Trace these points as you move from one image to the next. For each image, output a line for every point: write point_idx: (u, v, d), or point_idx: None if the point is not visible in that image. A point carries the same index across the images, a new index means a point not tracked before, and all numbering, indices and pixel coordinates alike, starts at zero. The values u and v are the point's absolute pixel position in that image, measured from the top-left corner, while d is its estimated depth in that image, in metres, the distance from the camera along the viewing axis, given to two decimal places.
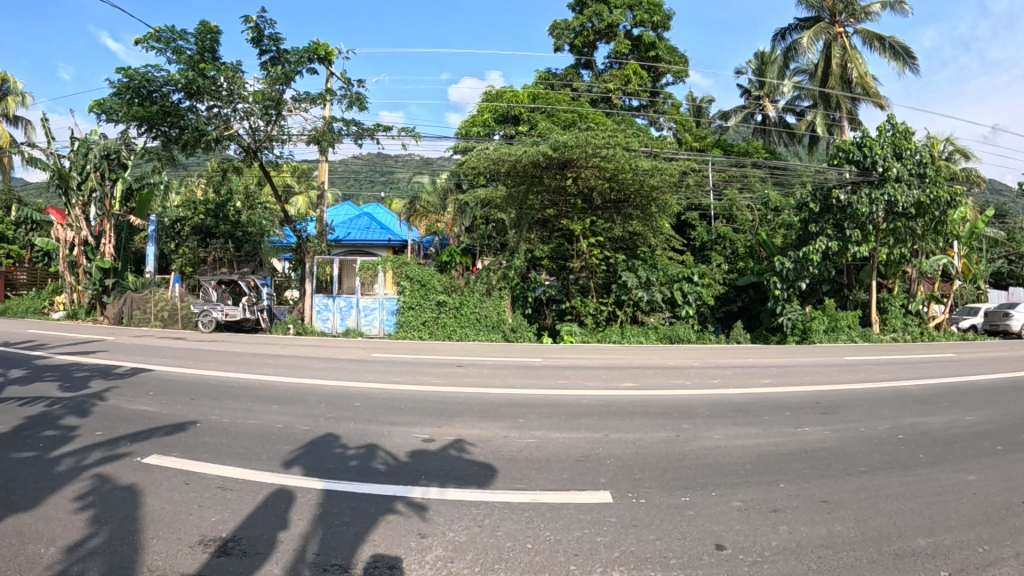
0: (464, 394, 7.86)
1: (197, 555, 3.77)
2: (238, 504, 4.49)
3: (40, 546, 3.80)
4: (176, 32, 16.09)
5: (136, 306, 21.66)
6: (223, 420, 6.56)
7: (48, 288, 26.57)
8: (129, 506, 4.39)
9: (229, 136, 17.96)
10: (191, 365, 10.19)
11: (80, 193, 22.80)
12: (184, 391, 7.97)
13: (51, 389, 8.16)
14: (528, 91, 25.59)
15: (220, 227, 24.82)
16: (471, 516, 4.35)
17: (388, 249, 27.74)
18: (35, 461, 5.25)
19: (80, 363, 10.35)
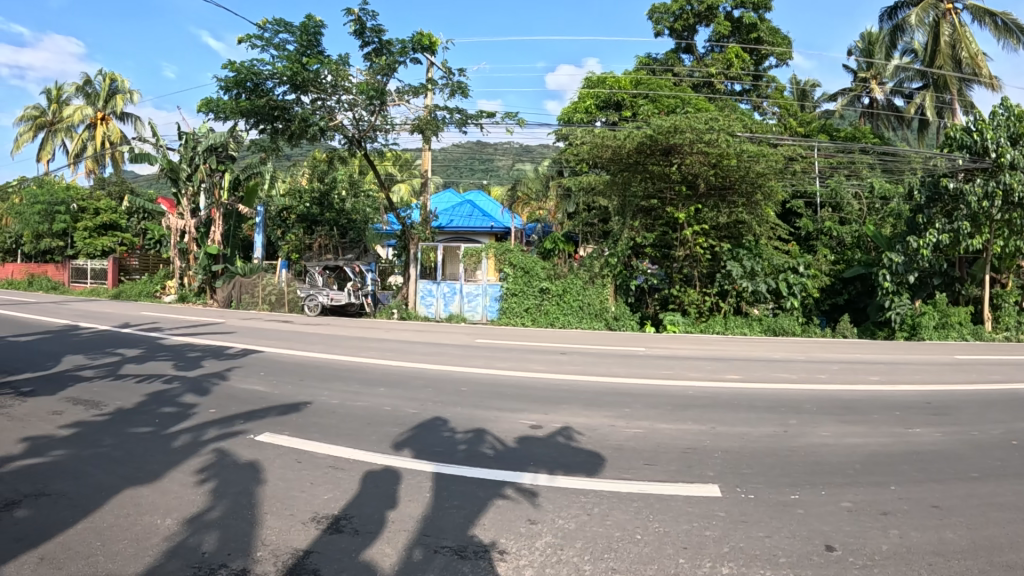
0: (564, 382, 7.85)
1: (310, 532, 3.91)
2: (349, 484, 4.62)
3: (159, 518, 4.01)
4: (278, 28, 16.63)
5: (245, 291, 22.61)
6: (332, 401, 6.78)
7: (161, 272, 28.04)
8: (243, 481, 4.59)
9: (334, 127, 18.45)
10: (298, 348, 10.58)
11: (189, 184, 23.98)
12: (293, 373, 8.27)
13: (167, 367, 8.63)
14: (629, 77, 25.31)
15: (325, 215, 25.61)
16: (580, 505, 4.34)
17: (490, 237, 27.95)
18: (154, 437, 5.55)
19: (193, 344, 10.92)
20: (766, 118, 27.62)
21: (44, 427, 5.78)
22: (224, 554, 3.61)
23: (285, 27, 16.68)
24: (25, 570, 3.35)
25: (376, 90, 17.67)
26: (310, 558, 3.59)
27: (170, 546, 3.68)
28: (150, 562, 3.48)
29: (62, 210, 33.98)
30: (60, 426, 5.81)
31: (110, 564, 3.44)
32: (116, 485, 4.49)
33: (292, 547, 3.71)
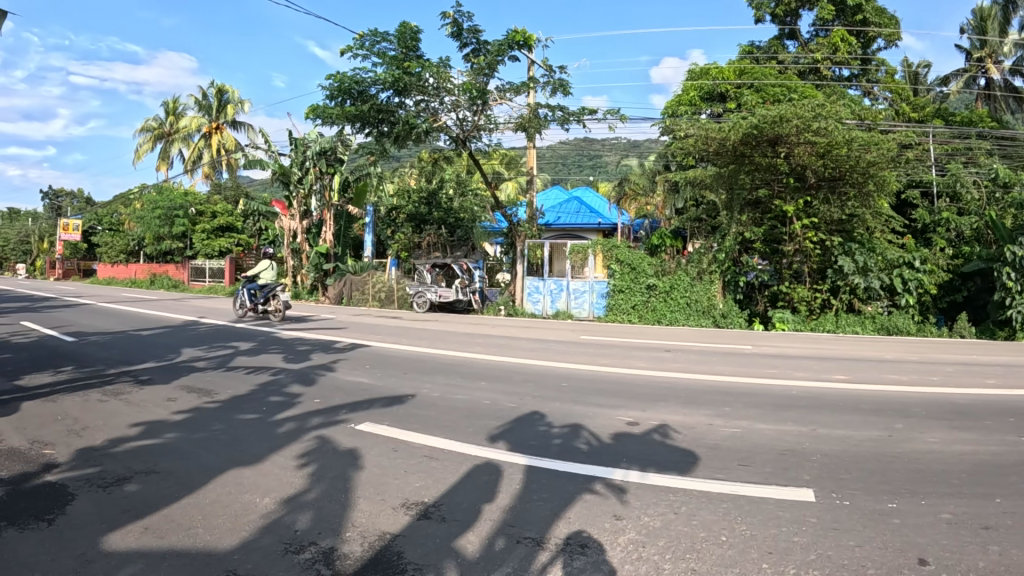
0: (667, 380, 7.72)
1: (399, 517, 4.08)
2: (442, 473, 4.77)
3: (258, 498, 4.30)
4: (377, 36, 17.21)
5: (356, 288, 23.83)
6: (435, 394, 7.01)
7: (275, 271, 29.68)
8: (340, 466, 4.85)
9: (438, 128, 18.87)
10: (411, 343, 10.96)
11: (301, 187, 25.37)
12: (400, 367, 8.59)
13: (279, 360, 9.18)
14: (733, 66, 24.33)
15: (433, 214, 25.71)
16: (667, 503, 4.26)
17: (599, 233, 27.94)
18: (261, 423, 5.96)
19: (304, 338, 11.53)
20: (878, 104, 25.76)
21: (164, 413, 6.31)
22: (315, 532, 3.84)
23: (381, 37, 17.23)
24: (132, 538, 3.71)
25: (479, 89, 17.77)
26: (396, 541, 3.75)
27: (266, 523, 3.95)
28: (244, 537, 3.76)
29: (181, 214, 37.35)
30: (179, 413, 6.33)
31: (209, 538, 3.74)
32: (222, 466, 4.86)
33: (380, 530, 3.89)
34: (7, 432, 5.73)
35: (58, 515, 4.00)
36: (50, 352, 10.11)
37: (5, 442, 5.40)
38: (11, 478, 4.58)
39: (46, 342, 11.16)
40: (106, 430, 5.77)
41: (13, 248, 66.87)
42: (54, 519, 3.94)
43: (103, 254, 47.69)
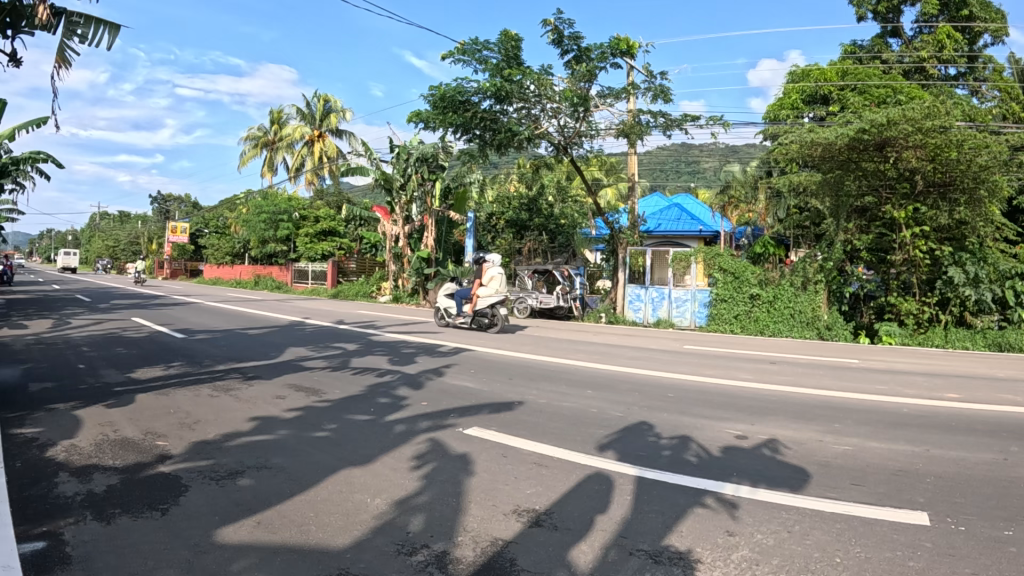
0: (774, 393, 7.52)
1: (511, 523, 4.09)
2: (550, 481, 4.76)
3: (370, 498, 4.40)
4: (479, 44, 17.39)
5: (456, 293, 24.18)
6: (540, 401, 7.03)
7: (376, 274, 30.46)
8: (450, 470, 4.91)
9: (539, 135, 18.95)
10: (511, 348, 11.01)
11: (403, 193, 26.00)
12: (503, 372, 8.66)
13: (384, 362, 9.39)
14: (835, 68, 23.60)
15: (534, 220, 25.70)
16: (779, 520, 4.11)
17: (700, 240, 27.60)
18: (371, 424, 6.10)
19: (408, 341, 11.77)
20: (985, 104, 24.52)
21: (274, 410, 6.55)
22: (428, 535, 3.89)
23: (482, 46, 17.43)
24: (246, 532, 3.84)
25: (580, 96, 17.73)
26: (508, 548, 3.76)
27: (379, 523, 4.02)
28: (357, 537, 3.84)
29: (285, 218, 38.92)
30: (289, 410, 6.55)
31: (323, 535, 3.84)
32: (335, 465, 4.99)
33: (492, 537, 3.90)
34: (124, 423, 6.03)
35: (171, 505, 4.17)
36: (168, 348, 10.63)
37: (122, 432, 5.69)
38: (127, 467, 4.81)
39: (164, 338, 11.75)
40: (220, 424, 6.02)
41: (124, 248, 70.56)
42: (168, 509, 4.11)
43: (210, 255, 49.78)
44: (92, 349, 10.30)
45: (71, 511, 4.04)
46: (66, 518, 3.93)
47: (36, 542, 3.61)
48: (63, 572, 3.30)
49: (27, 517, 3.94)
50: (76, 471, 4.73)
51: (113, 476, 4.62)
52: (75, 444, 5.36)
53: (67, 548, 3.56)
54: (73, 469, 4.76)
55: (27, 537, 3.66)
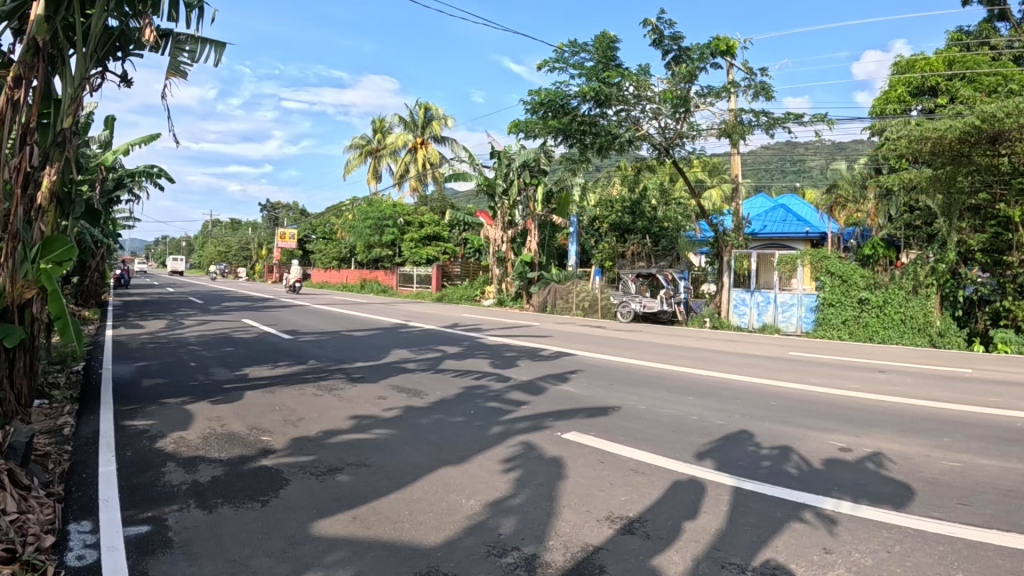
0: (883, 404, 7.17)
1: (603, 530, 4.06)
2: (645, 488, 4.71)
3: (463, 499, 4.47)
4: (576, 48, 17.38)
5: (560, 297, 24.30)
6: (640, 407, 6.96)
7: (480, 278, 30.87)
8: (545, 474, 4.95)
9: (641, 137, 18.69)
10: (614, 353, 10.96)
11: (506, 198, 26.24)
12: (604, 377, 8.63)
13: (485, 365, 9.52)
14: (942, 56, 22.21)
15: (637, 224, 25.26)
16: (879, 539, 3.92)
17: (806, 242, 26.68)
18: (468, 426, 6.21)
19: (510, 344, 11.89)
20: None
21: (374, 410, 6.76)
22: (519, 538, 3.92)
23: (580, 49, 17.43)
24: (340, 526, 3.99)
25: (681, 97, 17.52)
26: (598, 554, 3.73)
27: (470, 525, 4.08)
28: (448, 536, 3.91)
29: (390, 224, 40.05)
30: (389, 410, 6.75)
31: (415, 534, 3.93)
32: (431, 465, 5.10)
33: (583, 542, 3.89)
34: (230, 418, 6.36)
35: (271, 497, 4.38)
36: (279, 348, 11.14)
37: (228, 427, 6.00)
38: (231, 460, 5.08)
39: (277, 339, 12.30)
40: (321, 421, 6.26)
41: (238, 254, 74.11)
42: (267, 501, 4.32)
43: (319, 260, 51.57)
44: (209, 349, 10.91)
45: (176, 498, 4.31)
46: (171, 505, 4.19)
47: (142, 526, 3.86)
48: (166, 554, 3.53)
49: (136, 502, 4.22)
50: (183, 461, 5.04)
51: (217, 468, 4.90)
52: (184, 437, 5.69)
53: (169, 533, 3.80)
54: (180, 460, 5.06)
55: (134, 521, 3.93)
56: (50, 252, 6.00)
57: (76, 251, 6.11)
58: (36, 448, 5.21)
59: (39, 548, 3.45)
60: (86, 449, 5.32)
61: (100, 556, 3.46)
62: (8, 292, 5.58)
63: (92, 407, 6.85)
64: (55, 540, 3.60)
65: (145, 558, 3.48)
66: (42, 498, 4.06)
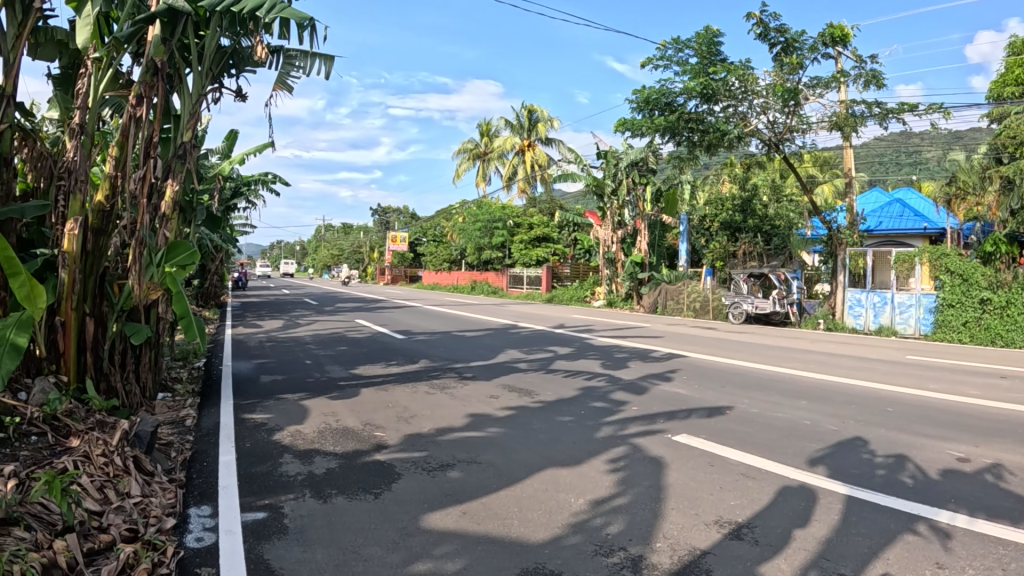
0: (1012, 412, 6.74)
1: (711, 533, 3.98)
2: (755, 493, 4.59)
3: (572, 498, 4.49)
4: (679, 44, 17.10)
5: (671, 297, 23.96)
6: (752, 410, 6.81)
7: (590, 279, 30.82)
8: (652, 476, 4.91)
9: (750, 133, 18.19)
10: (725, 355, 10.75)
11: (615, 198, 26.01)
12: (716, 379, 8.48)
13: (595, 366, 9.52)
14: None
15: (748, 222, 24.75)
16: (998, 556, 3.69)
17: (925, 239, 25.36)
18: (577, 426, 6.24)
19: (619, 345, 11.85)
20: None
21: (485, 408, 6.89)
22: (626, 538, 3.89)
23: (684, 46, 17.14)
24: (450, 520, 4.09)
25: (791, 90, 16.85)
26: (704, 558, 3.66)
27: (578, 523, 4.09)
28: (556, 534, 3.93)
29: (500, 226, 40.43)
30: (502, 409, 6.86)
31: (523, 530, 3.98)
32: (540, 464, 5.15)
33: (690, 545, 3.82)
34: (345, 414, 6.62)
35: (384, 490, 4.55)
36: (392, 347, 11.48)
37: (343, 422, 6.25)
38: (345, 453, 5.29)
39: (391, 339, 12.68)
40: (432, 419, 6.43)
41: (349, 256, 76.65)
42: (380, 493, 4.48)
43: (429, 262, 52.68)
44: (326, 348, 11.36)
45: (292, 488, 4.53)
46: (288, 494, 4.41)
47: (259, 513, 4.08)
48: (280, 540, 3.72)
49: (254, 490, 4.46)
50: (299, 454, 5.29)
51: (332, 461, 5.12)
52: (300, 430, 5.97)
53: (284, 519, 4.00)
54: (296, 452, 5.31)
55: (252, 507, 4.16)
56: (174, 256, 6.44)
57: (198, 255, 6.48)
58: (160, 438, 5.58)
59: (161, 529, 3.70)
60: (207, 439, 5.66)
61: (218, 538, 3.69)
62: (134, 294, 6.13)
63: (213, 400, 7.28)
64: (176, 523, 3.85)
65: (261, 542, 3.68)
66: (165, 484, 4.34)
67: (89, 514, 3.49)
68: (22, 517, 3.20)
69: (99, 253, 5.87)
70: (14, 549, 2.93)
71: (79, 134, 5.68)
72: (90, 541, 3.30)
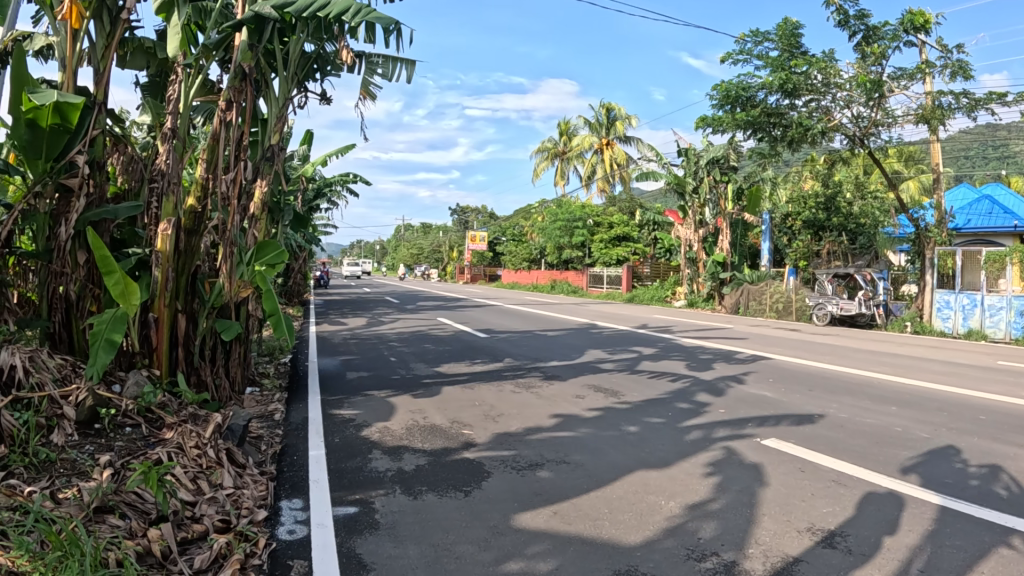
0: None
1: (803, 541, 3.86)
2: (848, 500, 4.46)
3: (662, 500, 4.44)
4: (758, 37, 16.78)
5: (753, 298, 23.51)
6: (842, 415, 6.63)
7: (670, 279, 30.51)
8: (744, 480, 4.81)
9: (833, 128, 17.70)
10: (810, 358, 10.49)
11: (696, 197, 25.72)
12: (803, 382, 8.29)
13: (679, 367, 9.41)
14: None
15: (832, 220, 23.99)
16: None
17: (1017, 237, 24.28)
18: (665, 428, 6.17)
19: (704, 346, 11.69)
20: None
21: (571, 408, 6.88)
22: (718, 543, 3.81)
23: (763, 38, 16.81)
24: (541, 520, 4.07)
25: (875, 81, 16.26)
26: (798, 565, 3.55)
27: (669, 526, 4.02)
28: (647, 536, 3.87)
29: (580, 225, 40.24)
30: (590, 410, 6.83)
31: (614, 531, 3.94)
32: (629, 466, 5.11)
33: (783, 551, 3.71)
34: (431, 411, 6.69)
35: (474, 488, 4.57)
36: (472, 346, 11.58)
37: (430, 420, 6.33)
38: (434, 450, 5.35)
39: (471, 337, 12.79)
40: (519, 418, 6.45)
41: (429, 256, 77.91)
42: (470, 491, 4.51)
43: (509, 262, 52.99)
44: (408, 345, 11.52)
45: (382, 484, 4.59)
46: (378, 490, 4.48)
47: (350, 507, 4.15)
48: (372, 535, 3.77)
49: (345, 485, 4.54)
50: (389, 450, 5.37)
51: (422, 458, 5.18)
52: (388, 427, 6.05)
53: (375, 515, 4.06)
54: (385, 449, 5.39)
55: (343, 502, 4.23)
56: (264, 255, 6.67)
57: (286, 253, 6.68)
58: (252, 431, 5.74)
59: (254, 521, 3.80)
60: (297, 433, 5.78)
61: (310, 531, 3.76)
62: (225, 291, 6.31)
63: (300, 395, 7.46)
64: (268, 516, 3.93)
65: (353, 536, 3.74)
66: (256, 476, 4.46)
67: (183, 505, 3.60)
68: (118, 505, 3.33)
69: (191, 253, 6.04)
70: (111, 536, 3.05)
71: (170, 138, 5.85)
72: (184, 531, 3.40)
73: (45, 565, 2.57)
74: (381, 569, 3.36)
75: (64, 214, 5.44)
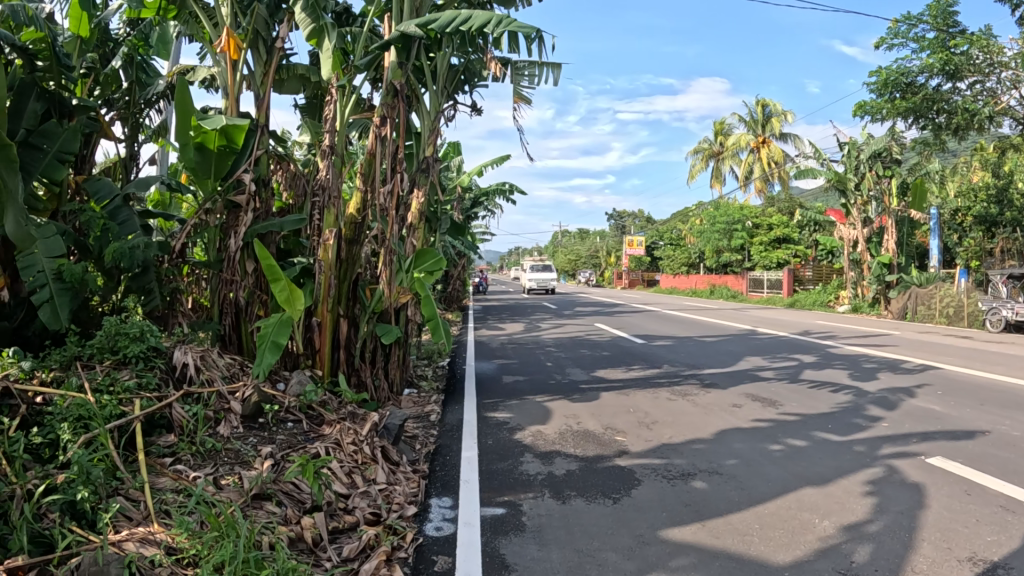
0: None
1: (960, 571, 3.46)
2: (1018, 530, 3.95)
3: (818, 519, 4.16)
4: (913, 19, 15.29)
5: (921, 302, 20.94)
6: (1015, 432, 5.91)
7: (834, 282, 28.40)
8: (905, 502, 4.41)
9: (1001, 111, 16.82)
10: (978, 367, 9.52)
11: (859, 193, 23.73)
12: (975, 395, 7.47)
13: (841, 376, 8.79)
14: None
15: (1005, 215, 20.97)
16: None
17: None
18: (825, 442, 5.79)
19: (868, 354, 10.85)
20: None
21: (731, 418, 6.62)
22: (872, 569, 3.50)
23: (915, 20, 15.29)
24: (689, 532, 3.94)
25: None
26: None
27: (822, 546, 3.76)
28: (797, 556, 3.63)
29: (740, 228, 39.04)
30: (752, 420, 6.54)
31: (763, 548, 3.74)
32: (786, 481, 4.83)
33: None
34: (586, 416, 6.70)
35: (623, 495, 4.52)
36: (626, 352, 11.44)
37: (584, 425, 6.34)
38: (587, 457, 5.35)
39: (624, 343, 12.62)
40: (674, 426, 6.29)
41: (587, 261, 78.04)
42: (619, 498, 4.47)
43: (669, 266, 51.79)
44: (563, 351, 11.56)
45: (533, 487, 4.66)
46: (528, 493, 4.54)
47: (499, 509, 4.25)
48: (517, 536, 3.83)
49: (496, 487, 4.65)
50: (541, 454, 5.44)
51: (574, 463, 5.20)
52: (542, 431, 6.13)
53: (523, 517, 4.12)
54: (537, 452, 5.46)
55: (493, 503, 4.34)
56: (423, 262, 7.00)
57: (444, 261, 6.98)
58: (409, 431, 6.04)
59: (403, 516, 4.00)
60: (451, 434, 6.01)
61: (457, 529, 3.89)
62: (384, 298, 6.70)
63: (457, 397, 7.73)
64: (417, 512, 4.11)
65: (499, 537, 3.82)
66: (409, 473, 4.71)
67: (337, 496, 3.87)
68: (276, 494, 3.64)
69: (352, 262, 6.43)
70: (266, 521, 3.31)
71: (329, 154, 6.26)
72: (335, 521, 3.65)
73: (202, 545, 2.89)
74: (523, 570, 3.41)
75: (234, 227, 6.08)
